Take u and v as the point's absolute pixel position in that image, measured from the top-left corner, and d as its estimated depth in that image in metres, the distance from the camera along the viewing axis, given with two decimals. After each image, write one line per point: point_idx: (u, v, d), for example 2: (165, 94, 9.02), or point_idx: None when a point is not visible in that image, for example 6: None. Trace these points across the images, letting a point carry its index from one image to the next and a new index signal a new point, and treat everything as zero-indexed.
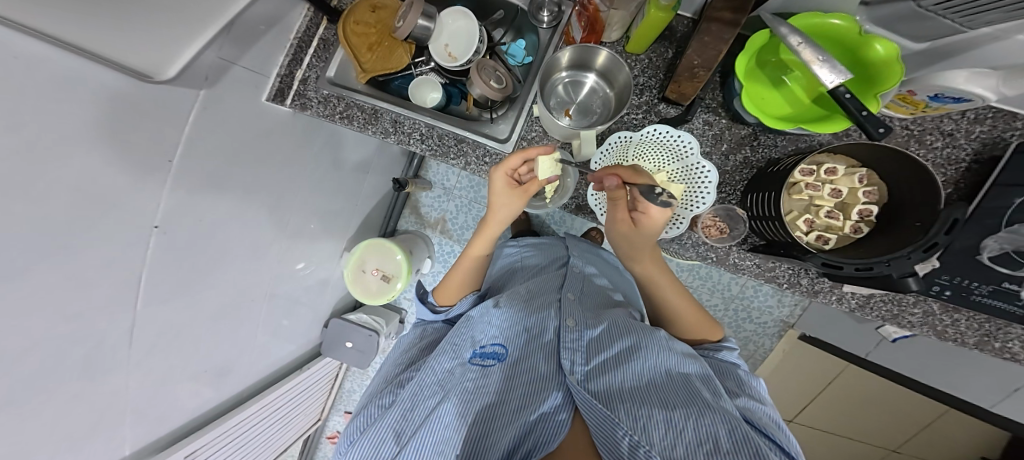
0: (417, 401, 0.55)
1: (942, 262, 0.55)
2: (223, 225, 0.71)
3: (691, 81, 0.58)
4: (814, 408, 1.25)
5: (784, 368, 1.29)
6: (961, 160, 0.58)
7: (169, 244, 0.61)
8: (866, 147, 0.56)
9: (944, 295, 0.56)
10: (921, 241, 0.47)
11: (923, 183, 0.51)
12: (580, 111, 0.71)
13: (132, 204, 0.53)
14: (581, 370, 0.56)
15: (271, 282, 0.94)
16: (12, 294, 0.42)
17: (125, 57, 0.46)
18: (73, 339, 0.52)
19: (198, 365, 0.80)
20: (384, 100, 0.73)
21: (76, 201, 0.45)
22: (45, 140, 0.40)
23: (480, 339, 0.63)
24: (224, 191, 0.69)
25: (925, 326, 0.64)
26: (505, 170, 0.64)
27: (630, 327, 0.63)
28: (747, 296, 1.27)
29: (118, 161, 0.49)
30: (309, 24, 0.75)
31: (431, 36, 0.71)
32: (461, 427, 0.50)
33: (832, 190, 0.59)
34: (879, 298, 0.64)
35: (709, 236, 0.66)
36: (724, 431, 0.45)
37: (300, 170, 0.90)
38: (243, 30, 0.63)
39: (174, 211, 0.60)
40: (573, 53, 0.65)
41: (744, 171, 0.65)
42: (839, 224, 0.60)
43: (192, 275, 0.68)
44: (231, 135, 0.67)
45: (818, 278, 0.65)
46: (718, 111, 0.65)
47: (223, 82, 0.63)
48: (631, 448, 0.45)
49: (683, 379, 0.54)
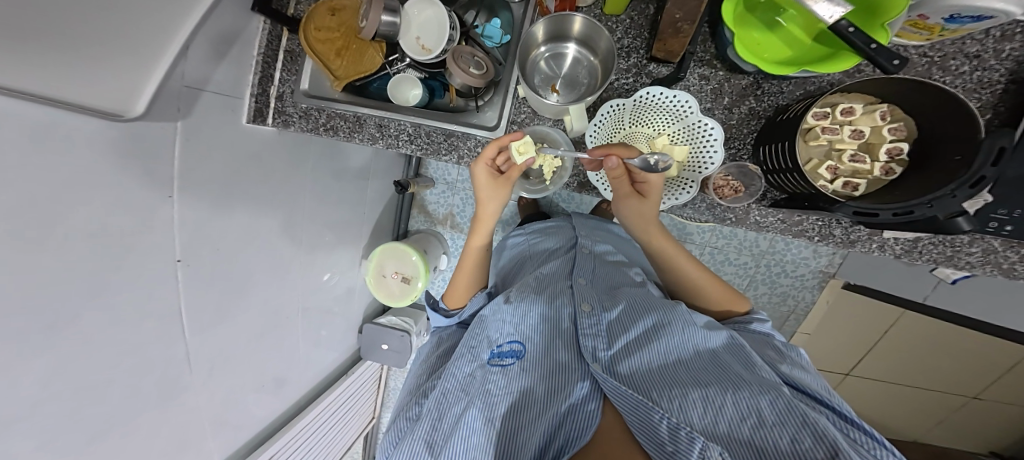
0: (443, 408, 0.54)
1: (996, 197, 0.46)
2: (241, 247, 0.73)
3: (675, 37, 0.52)
4: (874, 360, 1.17)
5: (831, 320, 1.23)
6: (994, 82, 0.51)
7: (195, 274, 0.63)
8: (884, 77, 0.49)
9: (1006, 230, 0.47)
10: (965, 176, 0.41)
11: (953, 112, 0.44)
12: (566, 85, 0.66)
13: (149, 243, 0.54)
14: (604, 355, 0.55)
15: (301, 296, 0.97)
16: (55, 342, 0.44)
17: (101, 102, 0.45)
18: (143, 368, 0.56)
19: (256, 379, 0.84)
20: (365, 104, 0.71)
21: (89, 247, 0.46)
22: (36, 193, 0.40)
23: (496, 338, 0.62)
24: (232, 214, 0.69)
25: (987, 265, 0.56)
26: (485, 162, 0.63)
27: (649, 303, 0.62)
28: (779, 249, 1.22)
29: (121, 203, 0.49)
30: (269, 37, 0.71)
31: (400, 32, 0.66)
32: (490, 429, 0.49)
33: (853, 132, 0.51)
34: (927, 241, 0.57)
35: (723, 197, 0.61)
36: (765, 402, 0.43)
37: (302, 184, 0.90)
38: (207, 52, 0.60)
39: (192, 242, 0.61)
40: (547, 26, 0.60)
41: (751, 122, 0.59)
42: (866, 167, 0.52)
43: (228, 299, 0.71)
44: (224, 162, 0.66)
45: (854, 226, 0.59)
46: (713, 63, 0.59)
47: (198, 110, 0.60)
48: (672, 432, 0.42)
49: (710, 356, 0.53)
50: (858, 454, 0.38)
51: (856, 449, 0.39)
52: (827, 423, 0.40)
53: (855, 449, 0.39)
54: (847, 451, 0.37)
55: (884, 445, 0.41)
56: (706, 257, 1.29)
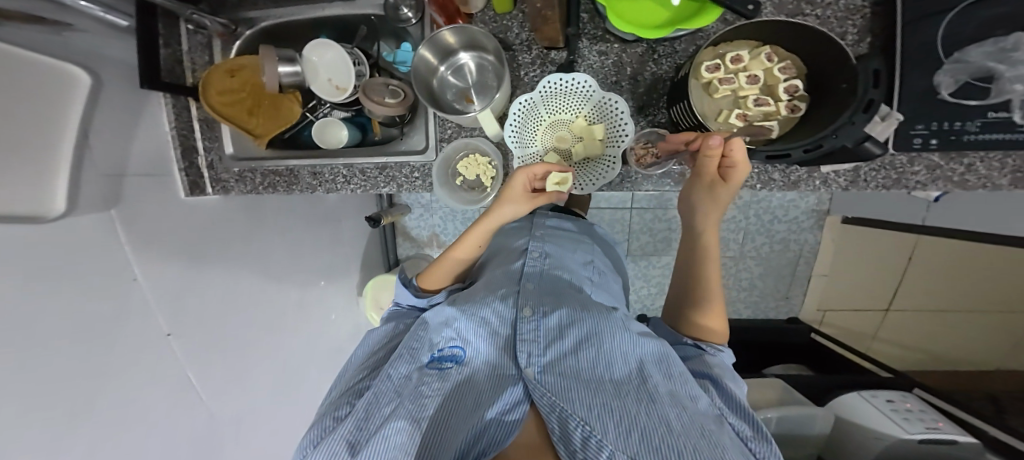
0: (372, 409, 0.50)
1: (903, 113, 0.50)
2: (226, 314, 0.73)
3: (548, 25, 0.52)
4: (906, 289, 1.20)
5: (840, 255, 1.25)
6: (862, 6, 0.53)
7: (185, 342, 0.64)
8: (763, 22, 0.49)
9: (932, 144, 0.49)
10: (856, 103, 0.43)
11: (825, 45, 0.46)
12: (479, 91, 0.65)
13: (137, 326, 0.55)
14: (538, 361, 0.53)
15: (304, 345, 0.98)
16: (81, 437, 0.45)
17: (19, 207, 0.43)
18: (171, 438, 0.58)
19: (279, 426, 0.87)
20: (294, 157, 0.73)
21: (79, 344, 0.47)
22: (18, 302, 0.40)
23: (437, 341, 0.59)
24: (206, 288, 0.69)
25: (937, 180, 0.53)
26: (527, 174, 0.61)
27: (587, 307, 0.60)
28: (762, 198, 1.23)
29: (90, 299, 0.49)
30: (177, 110, 0.71)
31: (310, 80, 0.68)
32: (415, 432, 0.45)
33: (748, 77, 0.51)
34: (869, 168, 0.54)
35: (642, 167, 0.62)
36: (674, 415, 0.43)
37: (275, 236, 0.92)
38: (120, 135, 0.59)
39: (175, 317, 0.62)
40: (429, 48, 0.60)
41: (658, 86, 0.62)
42: (772, 108, 0.52)
43: (232, 360, 0.73)
44: (177, 239, 0.66)
45: (791, 167, 0.57)
46: (606, 37, 0.62)
47: (124, 195, 0.59)
48: (584, 439, 0.43)
49: (637, 364, 0.51)
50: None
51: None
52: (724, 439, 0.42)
53: None
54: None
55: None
56: None
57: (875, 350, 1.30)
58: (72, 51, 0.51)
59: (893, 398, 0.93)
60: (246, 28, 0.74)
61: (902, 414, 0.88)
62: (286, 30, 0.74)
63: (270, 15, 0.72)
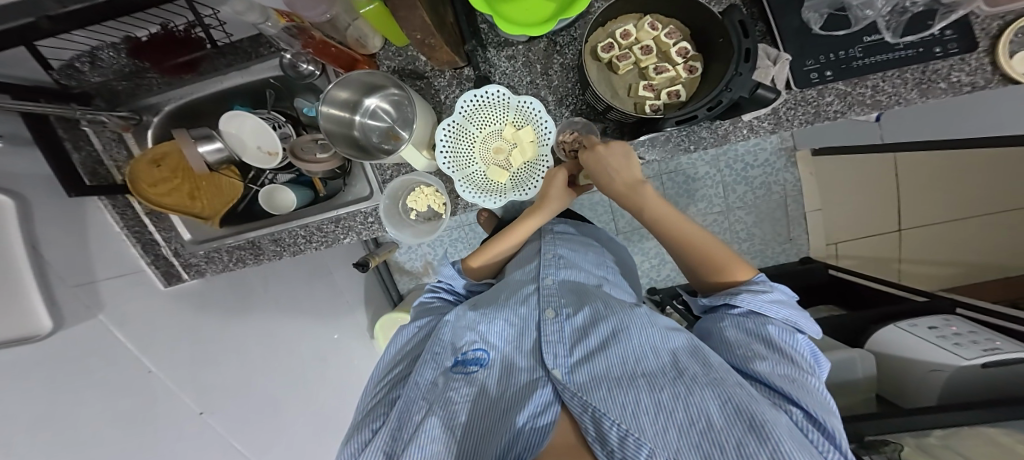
0: (405, 417, 0.49)
1: (794, 52, 0.53)
2: (246, 382, 0.77)
3: (437, 51, 0.51)
4: (906, 208, 1.18)
5: (826, 184, 1.22)
6: None
7: (222, 416, 0.71)
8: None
9: (829, 75, 0.53)
10: (736, 54, 0.45)
11: (698, 8, 0.50)
12: (404, 126, 0.66)
13: (156, 414, 0.59)
14: (565, 362, 0.51)
15: (325, 397, 1.02)
16: None
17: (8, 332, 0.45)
18: None
19: None
20: (253, 228, 0.76)
21: (102, 438, 0.51)
22: (37, 414, 0.44)
23: (461, 344, 0.58)
24: (220, 363, 0.73)
25: (852, 106, 0.55)
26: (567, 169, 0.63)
27: (611, 305, 0.57)
28: (731, 148, 1.21)
29: (109, 395, 0.54)
30: (122, 209, 0.71)
31: (242, 150, 0.70)
32: (451, 440, 0.46)
33: (641, 49, 0.56)
34: (787, 106, 0.56)
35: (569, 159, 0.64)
36: (715, 406, 0.39)
37: (278, 297, 0.94)
38: (78, 248, 0.61)
39: (202, 396, 0.68)
40: (337, 107, 0.60)
41: (570, 75, 0.63)
42: (673, 73, 0.57)
43: (260, 421, 0.78)
44: (171, 328, 0.69)
45: (716, 123, 0.58)
46: (509, 41, 0.63)
47: (103, 299, 0.61)
48: (621, 439, 0.39)
49: (670, 357, 0.48)
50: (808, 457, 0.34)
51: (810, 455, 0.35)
52: (777, 426, 0.36)
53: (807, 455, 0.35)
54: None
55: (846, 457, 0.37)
56: (669, 186, 1.26)
57: (906, 271, 1.22)
58: (19, 175, 0.54)
59: (936, 324, 0.83)
60: (151, 114, 0.74)
61: (953, 339, 0.77)
62: (200, 106, 0.76)
63: (170, 98, 0.73)
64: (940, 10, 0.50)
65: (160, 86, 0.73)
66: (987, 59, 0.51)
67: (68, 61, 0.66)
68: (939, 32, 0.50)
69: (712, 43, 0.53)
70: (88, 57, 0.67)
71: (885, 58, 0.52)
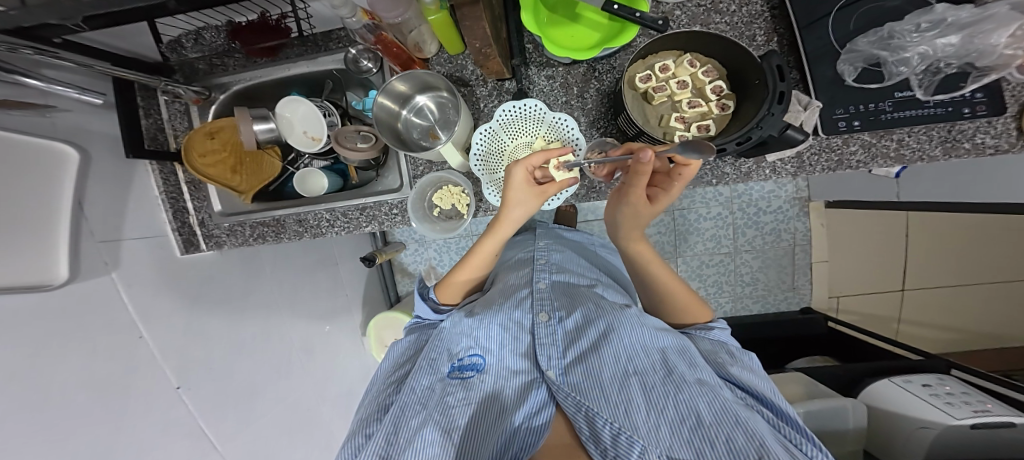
0: (399, 421, 0.46)
1: (824, 101, 0.57)
2: (232, 362, 0.75)
3: (489, 60, 0.55)
4: (912, 267, 1.19)
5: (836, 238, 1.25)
6: (761, 11, 0.61)
7: (198, 397, 0.66)
8: (680, 34, 0.57)
9: (856, 124, 0.56)
10: (770, 95, 0.48)
11: (737, 52, 0.54)
12: (444, 128, 0.69)
13: (145, 380, 0.58)
14: (558, 363, 0.52)
15: (315, 387, 1.00)
16: None
17: (23, 278, 0.46)
18: None
19: None
20: (281, 207, 0.77)
21: (89, 394, 0.49)
22: (31, 360, 0.44)
23: (456, 350, 0.55)
24: (210, 339, 0.72)
25: (877, 158, 0.59)
26: (526, 167, 0.58)
27: (599, 309, 0.57)
28: (743, 193, 1.25)
29: (100, 355, 0.52)
30: (163, 175, 0.74)
31: (287, 134, 0.71)
32: (448, 443, 0.43)
33: (677, 83, 0.59)
34: (812, 153, 0.60)
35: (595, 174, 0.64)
36: (703, 403, 0.42)
37: (281, 280, 0.94)
38: (106, 204, 0.62)
39: (183, 369, 0.65)
40: (389, 97, 0.64)
41: (605, 100, 0.66)
42: (706, 109, 0.59)
43: (247, 404, 0.76)
44: (176, 295, 0.69)
45: (740, 160, 0.62)
46: (551, 62, 0.66)
47: (123, 257, 0.62)
48: (614, 436, 0.42)
49: (660, 356, 0.49)
50: (786, 452, 0.37)
51: (786, 448, 0.39)
52: (757, 423, 0.40)
53: (784, 451, 0.38)
54: (774, 453, 0.36)
55: (815, 444, 0.42)
56: (679, 221, 1.28)
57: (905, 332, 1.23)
58: (70, 128, 0.57)
59: (930, 382, 0.83)
60: (219, 92, 0.77)
61: (944, 398, 0.77)
62: (258, 91, 0.78)
63: (240, 79, 0.76)
64: (973, 73, 0.53)
65: (235, 67, 0.76)
66: (1012, 125, 0.55)
67: (175, 38, 0.75)
68: (969, 94, 0.54)
69: (746, 85, 0.57)
70: (192, 36, 0.75)
71: (915, 114, 0.55)
